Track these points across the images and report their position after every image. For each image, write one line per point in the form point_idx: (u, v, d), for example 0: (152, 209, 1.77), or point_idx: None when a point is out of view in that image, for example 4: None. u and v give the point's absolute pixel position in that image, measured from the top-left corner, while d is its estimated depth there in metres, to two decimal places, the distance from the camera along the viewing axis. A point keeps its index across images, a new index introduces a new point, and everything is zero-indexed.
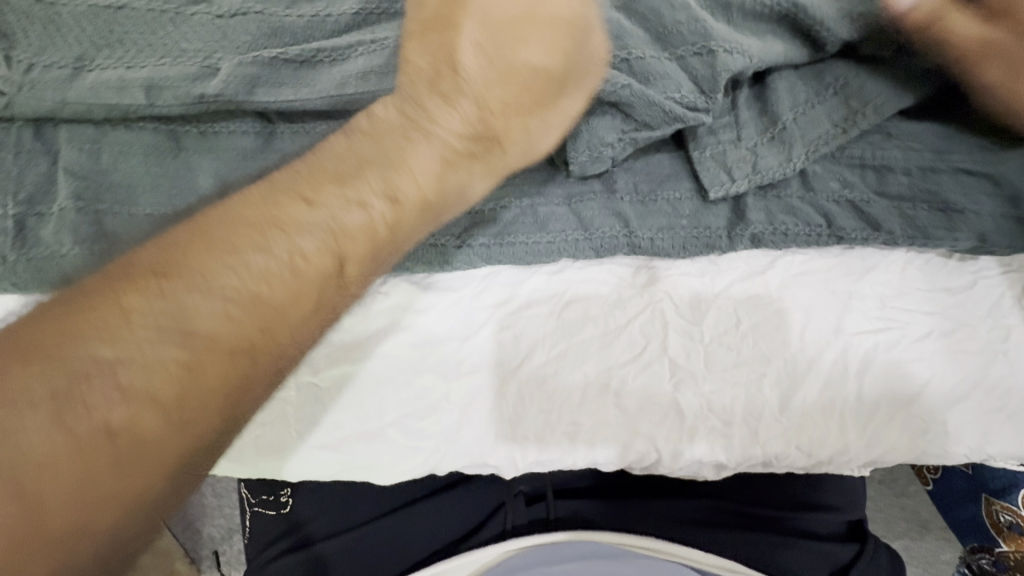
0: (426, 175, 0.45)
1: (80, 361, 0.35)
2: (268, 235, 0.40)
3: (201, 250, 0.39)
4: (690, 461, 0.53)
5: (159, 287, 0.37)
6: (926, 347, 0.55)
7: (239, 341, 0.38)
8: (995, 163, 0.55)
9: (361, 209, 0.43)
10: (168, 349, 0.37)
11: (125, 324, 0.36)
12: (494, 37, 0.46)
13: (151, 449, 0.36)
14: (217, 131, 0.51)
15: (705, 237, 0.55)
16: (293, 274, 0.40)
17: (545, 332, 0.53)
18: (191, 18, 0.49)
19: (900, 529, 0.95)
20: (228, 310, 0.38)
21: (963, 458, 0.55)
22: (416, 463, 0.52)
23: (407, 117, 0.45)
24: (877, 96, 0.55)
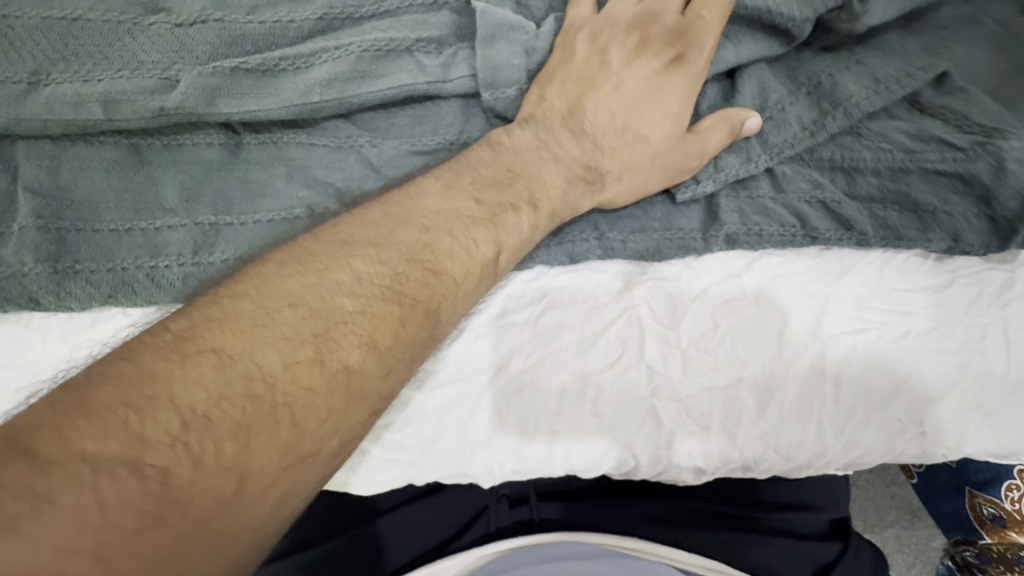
0: (557, 189, 0.50)
1: (202, 386, 0.34)
2: (378, 260, 0.42)
3: (309, 274, 0.40)
4: (670, 465, 0.53)
5: (277, 316, 0.38)
6: (903, 345, 0.55)
7: (355, 368, 0.39)
8: (964, 161, 0.54)
9: (512, 213, 0.48)
10: (295, 373, 0.37)
11: (247, 353, 0.36)
12: (643, 96, 0.55)
13: (270, 477, 0.35)
14: (181, 143, 0.50)
15: (679, 239, 0.55)
16: (403, 297, 0.42)
17: (518, 342, 0.53)
18: (149, 28, 0.48)
19: (889, 518, 0.96)
20: (343, 338, 0.39)
21: (941, 456, 0.56)
22: (395, 476, 0.52)
23: (540, 139, 0.52)
24: (849, 96, 0.55)
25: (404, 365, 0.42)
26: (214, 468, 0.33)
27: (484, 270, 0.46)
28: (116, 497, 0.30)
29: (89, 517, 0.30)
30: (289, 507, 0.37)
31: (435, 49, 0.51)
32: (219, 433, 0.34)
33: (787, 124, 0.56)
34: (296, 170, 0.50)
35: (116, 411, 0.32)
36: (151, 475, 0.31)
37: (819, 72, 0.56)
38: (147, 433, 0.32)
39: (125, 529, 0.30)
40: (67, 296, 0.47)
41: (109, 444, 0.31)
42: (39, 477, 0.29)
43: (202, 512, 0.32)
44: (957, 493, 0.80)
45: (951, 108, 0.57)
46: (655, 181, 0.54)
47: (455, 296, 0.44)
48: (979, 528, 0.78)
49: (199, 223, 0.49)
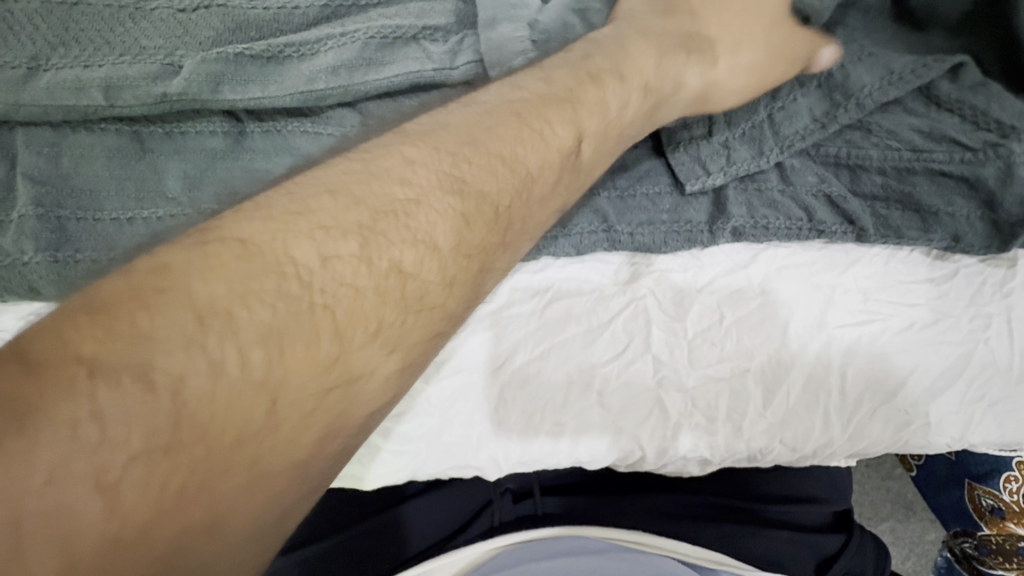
0: (650, 61, 0.50)
1: (225, 279, 0.28)
2: (432, 148, 0.38)
3: (355, 168, 0.36)
4: (676, 457, 0.53)
5: (315, 207, 0.33)
6: (908, 338, 0.55)
7: (410, 270, 0.34)
8: (972, 164, 0.54)
9: (595, 85, 0.46)
10: (337, 269, 0.31)
11: (281, 244, 0.31)
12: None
13: (309, 398, 0.30)
14: (184, 130, 0.50)
15: (686, 231, 0.55)
16: (463, 189, 0.37)
17: (526, 333, 0.52)
18: (150, 13, 0.48)
19: (885, 511, 0.97)
20: (393, 233, 0.34)
21: (945, 447, 0.57)
22: (399, 468, 0.51)
23: (613, 28, 0.51)
24: (862, 88, 0.54)
25: (467, 275, 0.37)
26: (241, 381, 0.27)
27: (563, 163, 0.43)
28: (121, 410, 0.24)
29: (85, 434, 0.24)
30: (327, 437, 0.31)
31: (441, 36, 0.51)
32: (247, 338, 0.28)
33: (796, 120, 0.55)
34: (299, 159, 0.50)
35: (121, 306, 0.26)
36: (163, 384, 0.25)
37: (832, 63, 0.55)
38: (151, 330, 0.26)
39: (129, 452, 0.24)
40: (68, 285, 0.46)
41: (111, 344, 0.25)
42: (25, 383, 0.23)
43: (228, 434, 0.27)
44: (957, 484, 0.80)
45: (968, 102, 0.54)
46: (749, 56, 0.55)
47: (525, 193, 0.41)
48: (976, 519, 0.78)
49: (201, 211, 0.48)
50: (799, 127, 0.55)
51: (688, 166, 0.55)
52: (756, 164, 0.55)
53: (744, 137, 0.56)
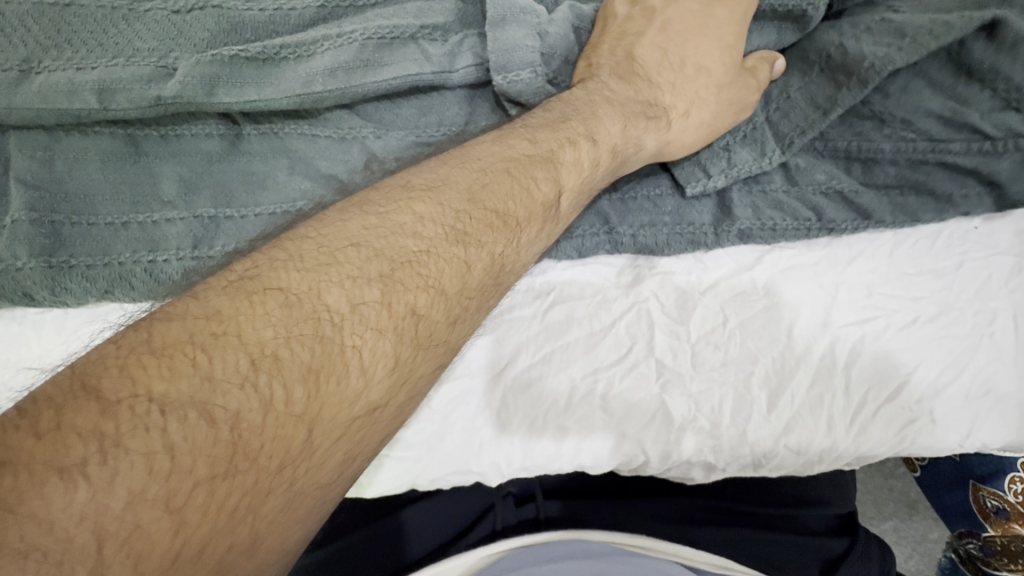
0: (616, 125, 0.49)
1: (270, 323, 0.30)
2: (438, 202, 0.39)
3: (375, 216, 0.37)
4: (680, 461, 0.52)
5: (341, 256, 0.34)
6: (913, 334, 0.54)
7: (423, 313, 0.35)
8: (989, 155, 0.53)
9: (570, 148, 0.46)
10: (363, 314, 0.33)
11: (314, 292, 0.32)
12: (675, 39, 0.56)
13: (340, 429, 0.31)
14: (179, 133, 0.49)
15: (689, 233, 0.54)
16: (467, 240, 0.38)
17: (526, 337, 0.52)
18: (145, 15, 0.47)
19: (888, 511, 0.96)
20: (410, 280, 0.35)
21: (955, 446, 0.55)
22: (400, 474, 0.50)
23: (586, 92, 0.50)
24: (863, 63, 0.51)
25: (470, 313, 0.38)
26: (285, 414, 0.29)
27: (546, 215, 0.43)
28: (187, 443, 0.26)
29: (157, 464, 0.26)
30: (352, 465, 0.33)
31: (440, 36, 0.50)
32: (289, 376, 0.30)
33: (795, 121, 0.55)
34: (298, 162, 0.49)
35: (183, 349, 0.28)
36: (221, 419, 0.27)
37: (828, 44, 0.54)
38: (214, 371, 0.28)
39: (195, 478, 0.26)
40: (63, 291, 0.45)
41: (177, 384, 0.27)
42: (105, 419, 0.26)
43: (274, 462, 0.29)
44: (962, 485, 0.80)
45: (1002, 73, 0.52)
46: (708, 114, 0.53)
47: (517, 242, 0.41)
48: (982, 520, 0.78)
49: (198, 216, 0.47)
50: (799, 126, 0.54)
51: (693, 168, 0.55)
52: (758, 167, 0.55)
53: (745, 142, 0.55)
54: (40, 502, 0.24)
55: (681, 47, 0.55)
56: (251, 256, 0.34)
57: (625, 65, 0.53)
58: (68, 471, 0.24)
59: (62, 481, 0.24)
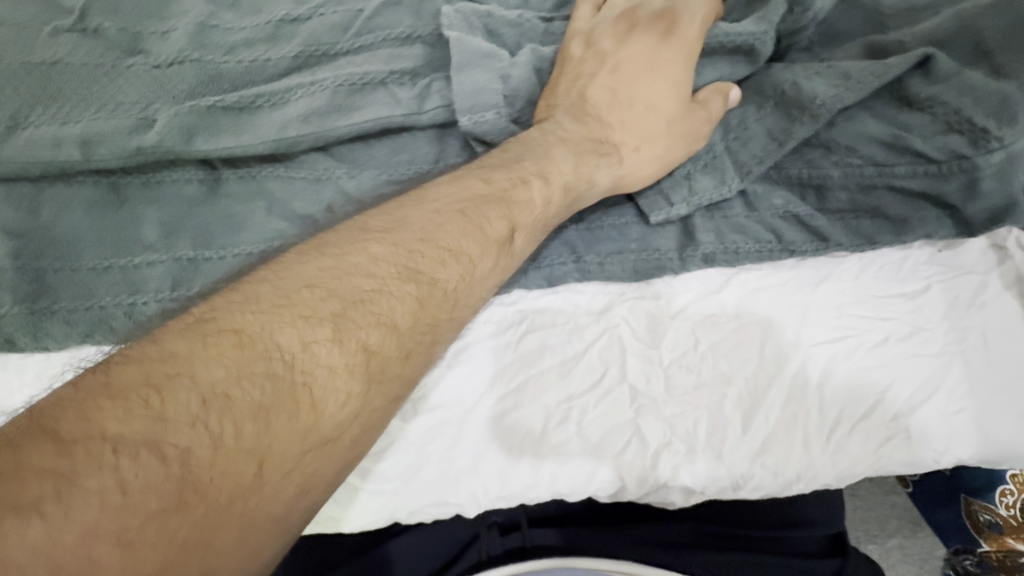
0: (568, 164, 0.51)
1: (223, 363, 0.32)
2: (393, 242, 0.40)
3: (329, 256, 0.38)
4: (657, 486, 0.53)
5: (296, 297, 0.35)
6: (884, 352, 0.56)
7: (375, 349, 0.36)
8: (936, 178, 0.53)
9: (523, 186, 0.48)
10: (315, 351, 0.34)
11: (267, 332, 0.33)
12: (628, 79, 0.58)
13: (293, 464, 0.32)
14: (161, 179, 0.51)
15: (656, 260, 0.56)
16: (420, 276, 0.40)
17: (500, 366, 0.53)
18: (127, 70, 0.50)
19: (892, 528, 0.95)
20: (362, 318, 0.36)
21: (932, 462, 0.55)
22: (379, 507, 0.51)
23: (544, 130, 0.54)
24: (815, 101, 0.54)
25: (424, 347, 0.39)
26: (235, 449, 0.30)
27: (500, 249, 0.45)
28: (137, 480, 0.27)
29: (108, 501, 0.27)
30: (307, 499, 0.33)
31: (409, 80, 0.53)
32: (239, 415, 0.31)
33: (751, 152, 0.57)
34: (274, 204, 0.51)
35: (138, 391, 0.29)
36: (172, 456, 0.28)
37: (784, 81, 0.57)
38: (166, 411, 0.29)
39: (145, 514, 0.27)
40: (45, 336, 0.47)
41: (130, 424, 0.28)
42: (60, 460, 0.27)
43: (224, 497, 0.29)
44: (954, 501, 0.82)
45: (938, 100, 0.53)
46: (659, 151, 0.55)
47: (471, 276, 0.43)
48: (976, 536, 0.80)
49: (177, 258, 0.49)
50: (756, 155, 0.57)
51: (657, 195, 0.57)
52: (718, 193, 0.56)
53: (706, 170, 0.57)
54: None
55: (633, 87, 0.57)
56: (211, 301, 0.36)
57: (579, 104, 0.56)
58: (23, 510, 0.25)
59: (16, 520, 0.25)
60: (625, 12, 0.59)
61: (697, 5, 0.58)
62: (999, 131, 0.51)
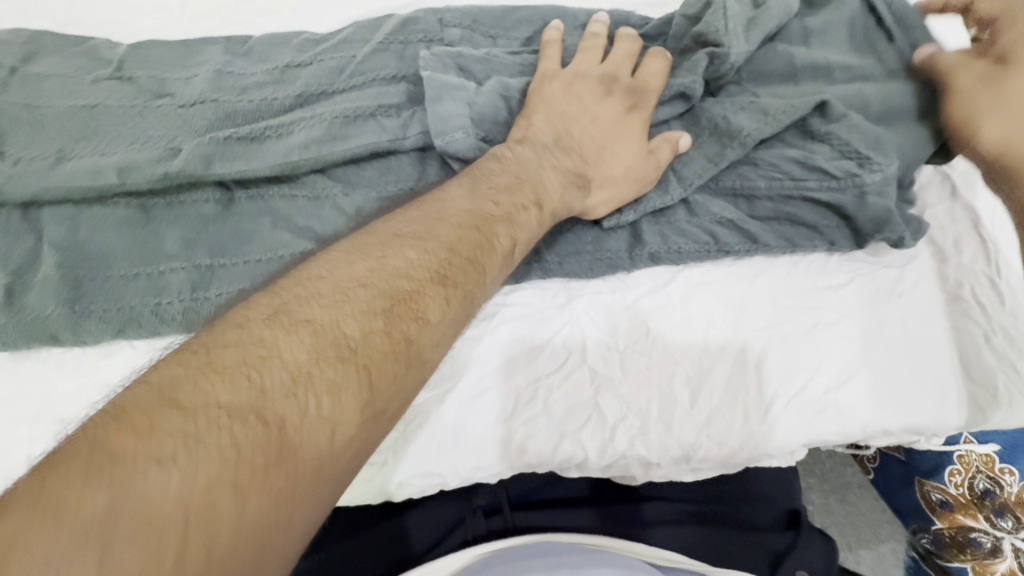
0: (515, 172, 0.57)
1: (302, 348, 0.39)
2: (425, 250, 0.48)
3: (374, 261, 0.46)
4: (616, 456, 0.59)
5: (352, 295, 0.43)
6: (814, 336, 0.63)
7: (415, 339, 0.44)
8: (835, 191, 0.62)
9: (524, 212, 0.56)
10: (371, 339, 0.42)
11: (334, 323, 0.41)
12: (602, 128, 0.63)
13: (357, 430, 0.40)
14: (183, 200, 0.60)
15: (609, 259, 0.64)
16: (448, 281, 0.48)
17: (478, 354, 0.60)
18: (157, 110, 0.60)
19: (884, 533, 1.06)
20: (405, 314, 0.45)
21: (861, 432, 0.63)
22: (370, 478, 0.58)
23: (536, 158, 0.60)
24: (743, 131, 0.63)
25: (449, 338, 0.47)
26: (317, 417, 0.38)
27: (504, 261, 0.53)
28: (246, 438, 0.35)
29: (226, 454, 0.34)
30: (363, 460, 0.41)
31: (395, 112, 0.62)
32: (319, 388, 0.39)
33: (689, 168, 0.65)
34: (280, 219, 0.60)
35: (239, 368, 0.37)
36: (271, 420, 0.36)
37: (717, 115, 0.65)
38: (263, 385, 0.37)
39: (253, 466, 0.34)
40: (83, 332, 0.55)
41: (237, 394, 0.36)
42: (188, 421, 0.34)
43: (309, 454, 0.37)
44: (909, 484, 0.88)
45: (836, 134, 0.63)
46: (629, 191, 0.63)
47: (485, 282, 0.51)
48: (930, 515, 0.86)
49: (197, 266, 0.57)
50: (695, 173, 0.64)
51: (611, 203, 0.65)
52: (660, 201, 0.64)
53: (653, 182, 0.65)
54: (145, 481, 0.32)
55: (604, 135, 0.63)
56: (264, 295, 0.43)
57: (564, 141, 0.62)
58: (163, 459, 0.33)
59: (160, 466, 0.32)
60: (604, 76, 0.65)
61: (659, 71, 0.65)
62: (878, 158, 0.61)
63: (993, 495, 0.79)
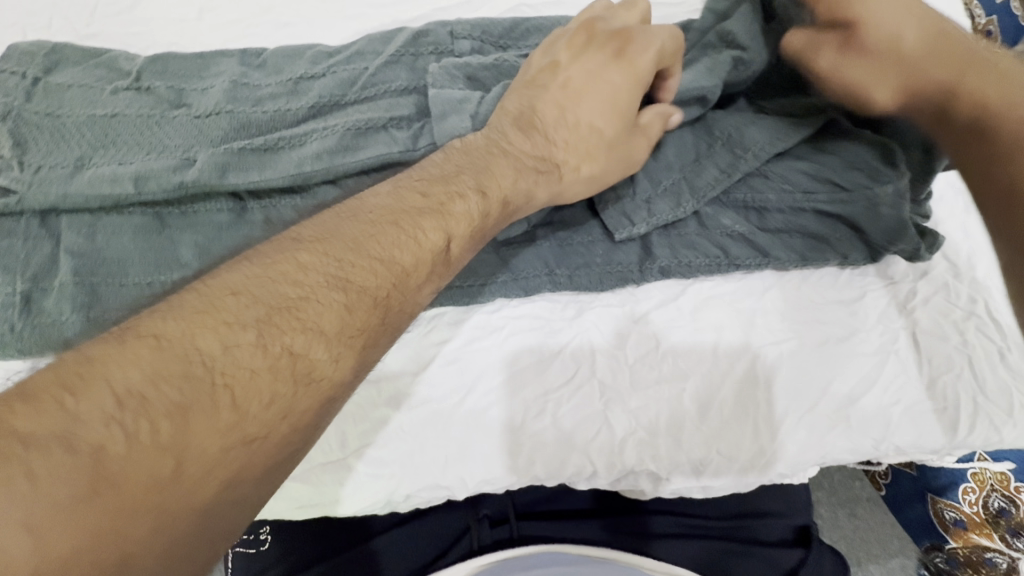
0: (507, 179, 0.55)
1: (138, 366, 0.34)
2: (322, 253, 0.43)
3: (258, 269, 0.41)
4: (624, 470, 0.60)
5: (221, 304, 0.38)
6: (825, 352, 0.63)
7: (301, 353, 0.39)
8: (847, 205, 0.62)
9: (460, 201, 0.52)
10: (237, 354, 0.37)
11: (187, 336, 0.36)
12: (575, 90, 0.61)
13: (214, 458, 0.34)
14: (197, 209, 0.60)
15: (619, 272, 0.63)
16: (349, 285, 0.43)
17: (484, 366, 0.60)
18: (173, 120, 0.61)
19: (893, 548, 1.04)
20: (286, 324, 0.39)
21: (872, 449, 0.62)
22: (376, 490, 0.58)
23: (490, 139, 0.58)
24: (755, 143, 0.63)
25: (355, 352, 0.42)
26: (152, 445, 0.32)
27: (433, 260, 0.48)
28: (45, 475, 0.29)
29: (17, 493, 0.28)
30: (232, 493, 0.35)
31: (406, 125, 0.63)
32: (160, 410, 0.33)
33: (700, 179, 0.63)
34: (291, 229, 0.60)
35: (54, 393, 0.31)
36: (85, 450, 0.30)
37: (729, 127, 0.64)
38: (81, 411, 0.31)
39: (56, 505, 0.29)
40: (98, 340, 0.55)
41: (44, 423, 0.30)
42: None
43: (142, 489, 0.31)
44: (921, 500, 0.86)
45: (844, 148, 0.63)
46: (599, 175, 0.59)
47: (404, 286, 0.46)
48: (943, 533, 0.85)
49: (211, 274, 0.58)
50: (708, 185, 0.63)
51: (621, 217, 0.62)
52: (669, 214, 0.63)
53: (663, 193, 0.63)
54: None
55: (576, 105, 0.60)
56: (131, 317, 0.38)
57: (526, 117, 0.59)
58: None
59: None
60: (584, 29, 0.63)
61: (659, 32, 0.61)
62: (890, 170, 0.60)
63: (1008, 514, 0.77)
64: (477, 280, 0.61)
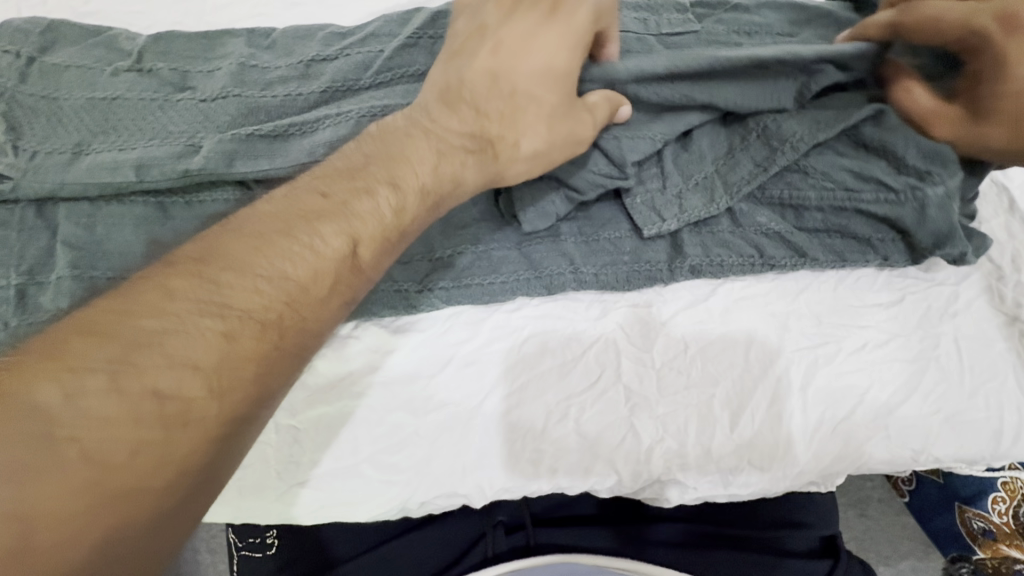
0: (426, 165, 0.50)
1: None
2: (194, 277, 0.40)
3: (121, 304, 0.38)
4: (650, 480, 0.57)
5: (68, 351, 0.35)
6: (863, 358, 0.60)
7: (170, 393, 0.36)
8: (894, 204, 0.58)
9: (367, 199, 0.47)
10: (90, 404, 0.34)
11: (30, 392, 0.34)
12: (506, 51, 0.53)
13: (78, 517, 0.33)
14: (202, 199, 0.57)
15: (647, 271, 0.60)
16: (226, 311, 0.39)
17: (504, 369, 0.57)
18: (177, 104, 0.57)
19: (904, 550, 0.96)
20: (147, 363, 0.36)
21: (909, 461, 0.59)
22: (389, 498, 0.55)
23: (411, 121, 0.52)
24: (794, 136, 0.59)
25: (243, 383, 0.39)
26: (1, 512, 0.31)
27: (339, 269, 0.44)
28: None
29: None
30: (117, 546, 0.34)
31: None
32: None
33: (735, 174, 0.60)
34: None
35: None
36: None
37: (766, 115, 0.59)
38: None
39: None
40: None
41: None
42: None
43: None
44: (947, 509, 0.84)
45: (892, 145, 0.59)
46: (551, 153, 0.53)
47: (299, 303, 0.42)
48: (971, 544, 0.82)
49: None
50: (744, 180, 0.59)
51: (653, 213, 0.60)
52: (703, 211, 0.60)
53: (697, 189, 0.60)
54: None
55: (510, 70, 0.52)
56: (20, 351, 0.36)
57: (453, 90, 0.53)
58: None
59: None
60: None
61: None
62: (939, 172, 0.58)
63: None
64: (498, 279, 0.58)
